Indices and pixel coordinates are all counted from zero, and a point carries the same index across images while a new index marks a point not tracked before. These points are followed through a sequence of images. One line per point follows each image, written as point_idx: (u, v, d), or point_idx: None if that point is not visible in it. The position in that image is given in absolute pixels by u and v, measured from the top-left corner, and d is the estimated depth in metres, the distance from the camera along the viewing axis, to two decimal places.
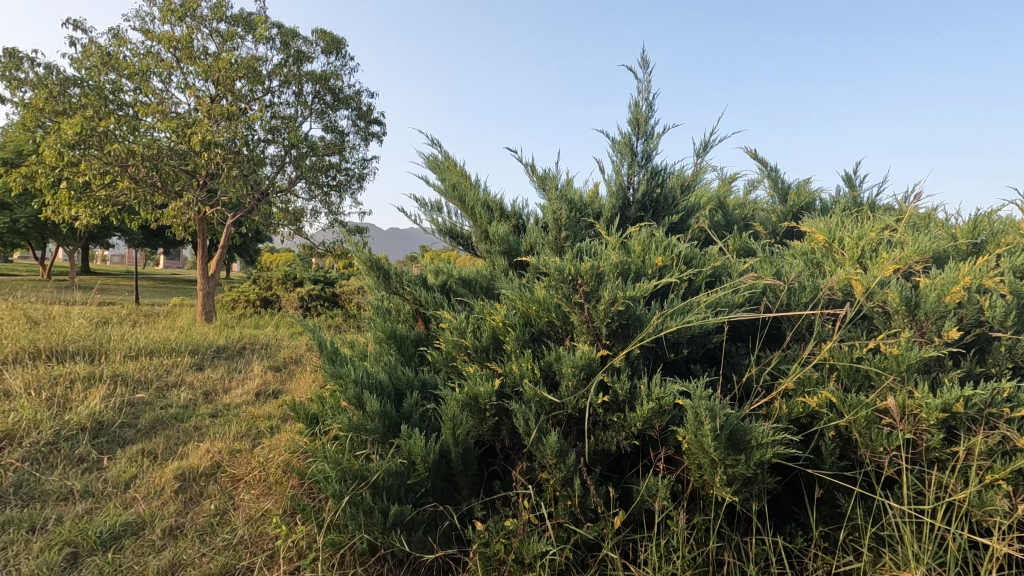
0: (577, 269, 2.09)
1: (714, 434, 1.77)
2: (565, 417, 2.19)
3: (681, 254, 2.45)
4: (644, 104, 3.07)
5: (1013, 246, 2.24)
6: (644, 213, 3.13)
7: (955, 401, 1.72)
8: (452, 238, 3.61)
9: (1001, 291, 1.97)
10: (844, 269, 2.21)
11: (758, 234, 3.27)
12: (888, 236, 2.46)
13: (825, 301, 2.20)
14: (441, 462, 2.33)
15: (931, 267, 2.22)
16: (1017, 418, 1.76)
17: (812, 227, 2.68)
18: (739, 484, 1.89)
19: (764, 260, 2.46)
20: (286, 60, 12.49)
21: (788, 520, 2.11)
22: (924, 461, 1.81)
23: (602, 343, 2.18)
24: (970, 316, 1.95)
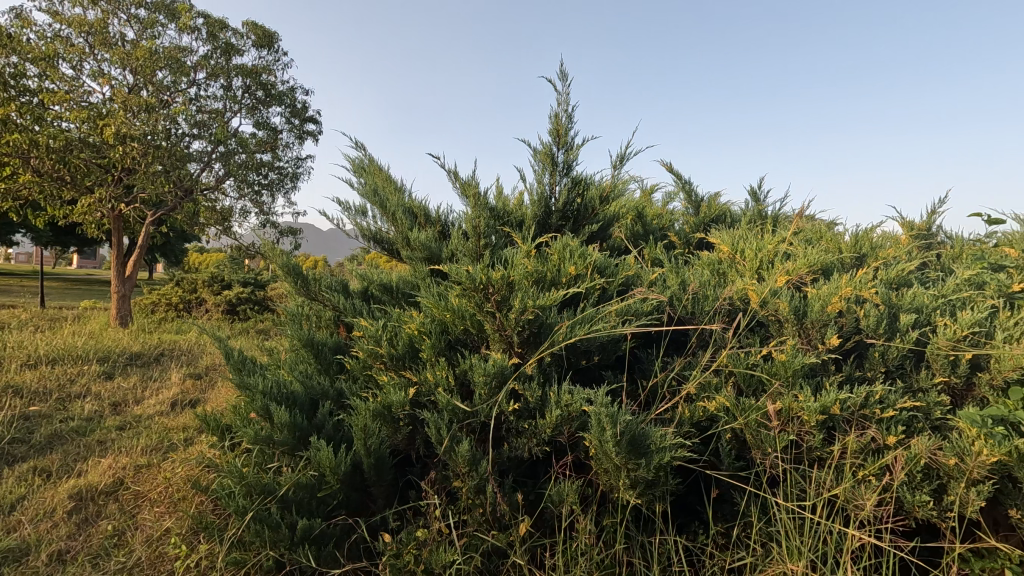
0: (488, 278, 2.10)
1: (617, 439, 1.83)
2: (478, 424, 2.20)
3: (595, 263, 2.52)
4: (565, 116, 3.15)
5: (889, 259, 2.45)
6: (565, 222, 3.20)
7: (832, 403, 1.85)
8: (376, 243, 3.54)
9: (875, 301, 2.15)
10: (742, 279, 2.35)
11: (673, 244, 3.41)
12: (784, 249, 2.63)
13: (725, 309, 2.33)
14: (354, 473, 2.27)
15: (818, 278, 2.39)
16: (886, 418, 1.92)
17: (719, 238, 2.83)
18: (641, 487, 1.95)
19: (672, 271, 2.57)
20: (214, 52, 11.93)
21: (692, 519, 2.20)
22: (808, 460, 1.94)
23: (514, 351, 2.20)
24: (848, 324, 2.12)
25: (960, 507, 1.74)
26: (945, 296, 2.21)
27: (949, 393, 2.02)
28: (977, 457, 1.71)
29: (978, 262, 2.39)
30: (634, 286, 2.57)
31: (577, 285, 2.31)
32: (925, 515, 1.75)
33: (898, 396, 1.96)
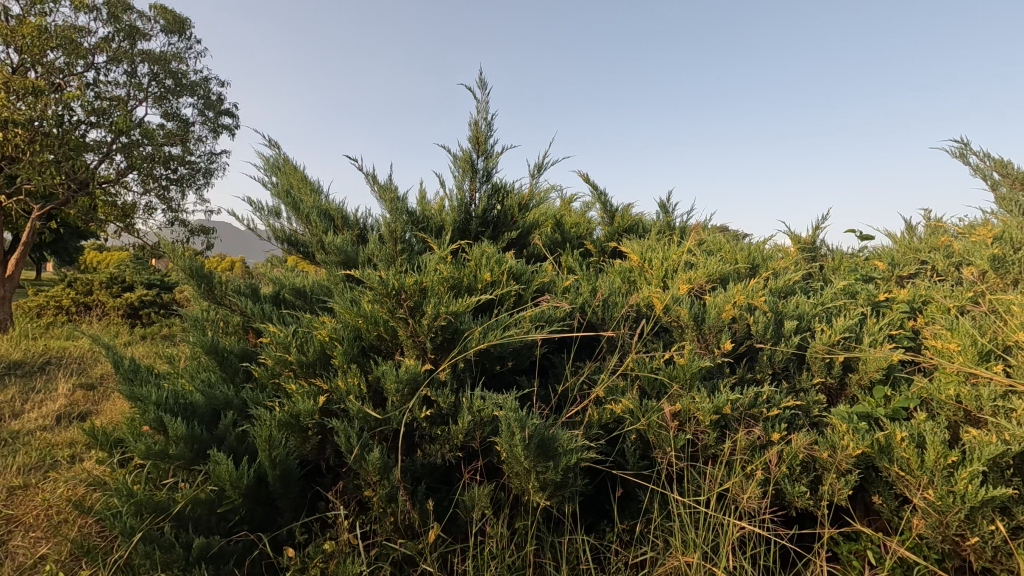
0: (401, 283, 2.09)
1: (526, 443, 1.87)
2: (391, 432, 2.18)
3: (510, 270, 2.57)
4: (485, 124, 3.19)
5: (777, 270, 2.67)
6: (485, 229, 3.23)
7: (723, 404, 2.00)
8: (291, 245, 3.42)
9: (763, 308, 2.34)
10: (647, 287, 2.47)
11: (589, 252, 3.53)
12: (688, 259, 2.80)
13: (632, 316, 2.44)
14: (258, 486, 2.17)
15: (716, 286, 2.56)
16: (771, 416, 2.09)
17: (629, 248, 2.96)
18: (550, 489, 2.00)
19: (585, 278, 2.66)
20: (116, 35, 11.04)
21: (600, 518, 2.28)
22: (703, 458, 2.07)
23: (428, 357, 2.20)
24: (740, 330, 2.29)
25: (833, 496, 1.92)
26: (823, 304, 2.43)
27: (825, 393, 2.23)
28: (846, 450, 1.89)
29: (852, 273, 2.66)
30: (548, 293, 2.64)
31: (492, 291, 2.35)
32: (803, 505, 1.92)
33: (782, 396, 2.13)
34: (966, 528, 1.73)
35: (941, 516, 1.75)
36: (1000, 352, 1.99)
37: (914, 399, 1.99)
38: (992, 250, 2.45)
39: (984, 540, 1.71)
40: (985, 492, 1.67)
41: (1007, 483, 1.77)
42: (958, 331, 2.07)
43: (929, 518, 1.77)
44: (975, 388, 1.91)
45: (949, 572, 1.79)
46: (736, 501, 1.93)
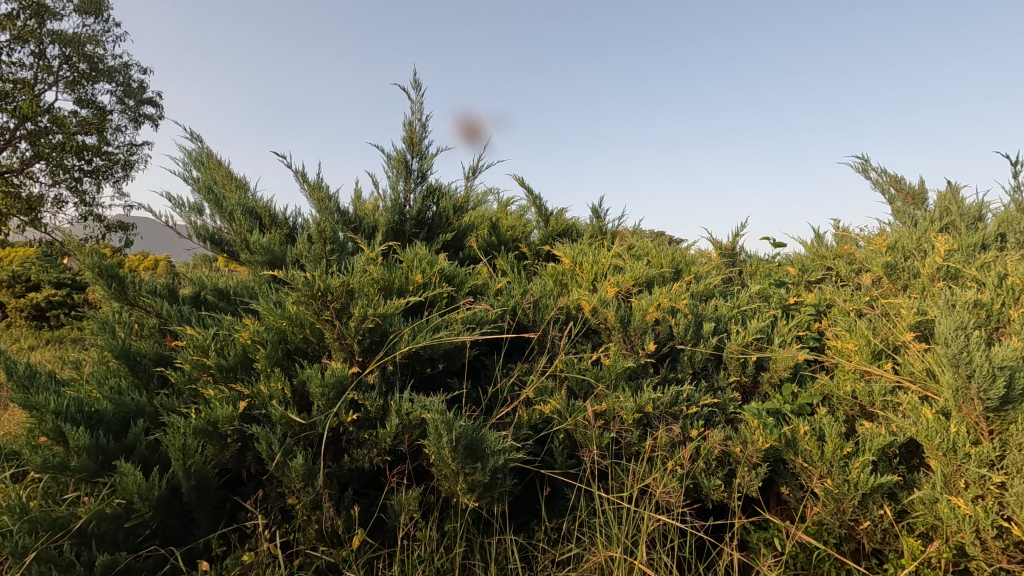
0: (326, 285, 2.05)
1: (453, 445, 1.87)
2: (316, 437, 2.12)
3: (442, 272, 2.56)
4: (419, 125, 3.18)
5: (699, 274, 2.81)
6: (420, 230, 3.21)
7: (645, 402, 2.09)
8: (214, 244, 3.26)
9: (684, 311, 2.46)
10: (576, 290, 2.54)
11: (524, 255, 3.57)
12: (616, 263, 2.89)
13: (562, 318, 2.50)
14: (172, 498, 2.05)
15: (642, 290, 2.66)
16: (690, 414, 2.19)
17: (561, 251, 3.03)
18: (479, 490, 2.01)
19: (517, 281, 2.70)
20: (21, 12, 10.18)
21: (529, 517, 2.31)
22: (627, 455, 2.15)
23: (356, 360, 2.16)
24: (663, 332, 2.39)
25: (745, 488, 2.04)
26: (739, 307, 2.58)
27: (740, 390, 2.36)
28: (756, 444, 2.01)
29: (766, 278, 2.84)
30: (481, 295, 2.66)
31: (423, 293, 2.34)
32: (719, 497, 2.02)
33: (700, 395, 2.25)
34: (859, 512, 1.88)
35: (838, 502, 1.89)
36: (891, 351, 2.17)
37: (817, 395, 2.14)
38: (886, 258, 2.67)
39: (875, 525, 1.87)
40: (874, 480, 1.83)
41: (895, 471, 1.94)
42: (855, 331, 2.25)
43: (828, 504, 1.91)
44: (868, 385, 2.09)
45: (846, 554, 1.93)
46: (654, 495, 2.01)
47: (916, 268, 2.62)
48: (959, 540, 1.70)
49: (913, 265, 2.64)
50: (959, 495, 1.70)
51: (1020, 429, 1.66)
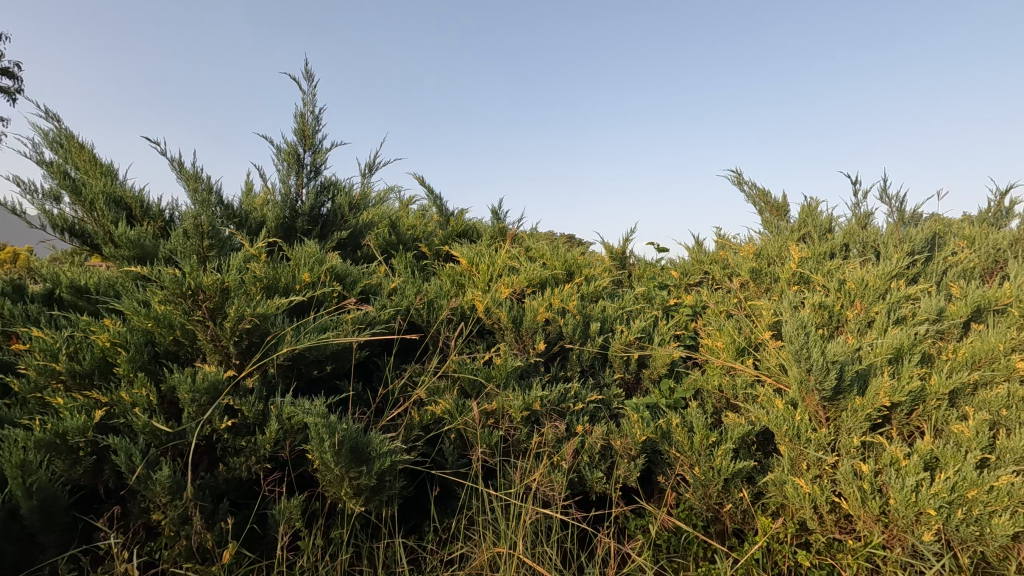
0: (198, 283, 1.92)
1: (336, 449, 1.81)
2: (186, 446, 1.97)
3: (333, 271, 2.48)
4: (312, 118, 3.06)
5: (588, 277, 2.94)
6: (312, 227, 3.08)
7: (532, 400, 2.16)
8: (72, 235, 2.92)
9: (573, 311, 2.56)
10: (470, 290, 2.57)
11: (424, 254, 3.55)
12: (512, 264, 2.96)
13: (456, 318, 2.52)
14: (9, 521, 1.79)
15: (534, 291, 2.74)
16: (576, 410, 2.29)
17: (458, 252, 3.04)
18: (365, 494, 1.96)
19: (411, 281, 2.68)
20: None
21: (419, 519, 2.28)
22: (516, 452, 2.20)
23: (232, 363, 2.04)
24: (553, 332, 2.48)
25: (624, 478, 2.15)
26: (624, 308, 2.72)
27: (624, 387, 2.50)
28: (634, 436, 2.14)
29: (650, 282, 3.03)
30: (374, 295, 2.60)
31: (310, 292, 2.25)
32: (601, 489, 2.12)
33: (587, 391, 2.36)
34: (723, 495, 2.05)
35: (705, 487, 2.06)
36: (752, 348, 2.40)
37: (689, 390, 2.31)
38: (752, 263, 2.94)
39: (735, 506, 2.05)
40: (734, 466, 2.01)
41: (753, 456, 2.14)
42: (723, 330, 2.46)
43: (697, 489, 2.07)
44: (732, 379, 2.29)
45: (712, 536, 2.07)
46: (529, 488, 2.06)
47: (775, 273, 2.91)
48: (802, 516, 1.90)
49: (774, 270, 2.93)
50: (802, 476, 1.91)
51: (849, 415, 1.90)
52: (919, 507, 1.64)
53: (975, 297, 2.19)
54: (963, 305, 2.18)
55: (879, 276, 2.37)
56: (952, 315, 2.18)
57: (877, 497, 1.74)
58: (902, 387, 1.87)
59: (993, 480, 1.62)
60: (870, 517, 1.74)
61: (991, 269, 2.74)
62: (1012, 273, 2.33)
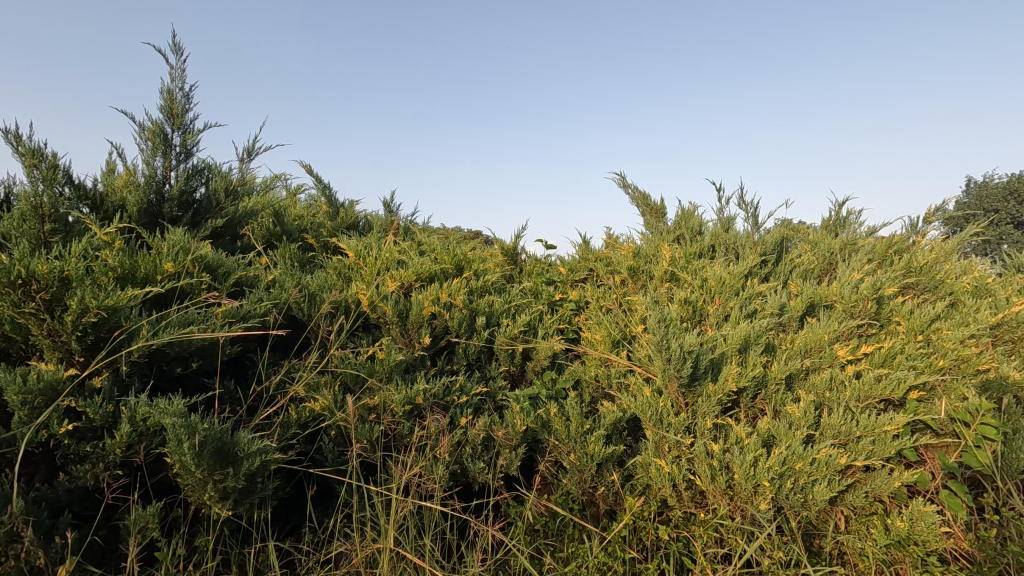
0: (32, 271, 1.71)
1: (196, 451, 1.69)
2: (18, 455, 1.74)
3: (202, 260, 2.31)
4: (182, 95, 2.83)
5: (477, 272, 2.98)
6: (182, 214, 2.84)
7: (415, 394, 2.16)
8: None
9: (459, 306, 2.59)
10: (355, 284, 2.51)
11: (309, 246, 3.40)
12: (400, 258, 2.92)
13: (339, 312, 2.45)
14: None
15: (422, 285, 2.74)
16: (461, 403, 2.32)
17: (345, 244, 2.96)
18: (232, 498, 1.85)
19: (292, 273, 2.56)
20: None
21: (294, 521, 2.19)
22: (399, 446, 2.19)
23: (76, 361, 1.84)
24: (439, 326, 2.50)
25: (505, 468, 2.21)
26: (511, 302, 2.80)
27: (509, 379, 2.58)
28: (516, 426, 2.21)
29: (537, 277, 3.13)
30: (250, 287, 2.46)
31: (172, 283, 2.08)
32: (483, 479, 2.17)
33: (472, 384, 2.40)
34: (596, 479, 2.17)
35: (580, 472, 2.17)
36: (626, 340, 2.56)
37: (569, 381, 2.43)
38: (630, 261, 3.13)
39: (608, 489, 2.17)
40: (605, 450, 2.13)
41: (623, 441, 2.29)
42: (601, 324, 2.61)
43: (573, 474, 2.17)
44: (607, 369, 2.44)
45: (587, 518, 2.15)
46: (409, 482, 2.06)
47: (650, 271, 3.12)
48: (664, 494, 2.07)
49: (649, 268, 3.14)
50: (664, 457, 2.07)
51: (704, 400, 2.09)
52: (757, 479, 1.85)
53: (810, 293, 2.50)
54: (800, 301, 2.48)
55: (734, 275, 2.63)
56: (790, 309, 2.47)
57: (724, 473, 1.94)
58: (747, 374, 2.10)
59: (814, 453, 1.86)
60: (719, 491, 1.93)
61: (827, 269, 3.13)
62: (839, 274, 2.68)
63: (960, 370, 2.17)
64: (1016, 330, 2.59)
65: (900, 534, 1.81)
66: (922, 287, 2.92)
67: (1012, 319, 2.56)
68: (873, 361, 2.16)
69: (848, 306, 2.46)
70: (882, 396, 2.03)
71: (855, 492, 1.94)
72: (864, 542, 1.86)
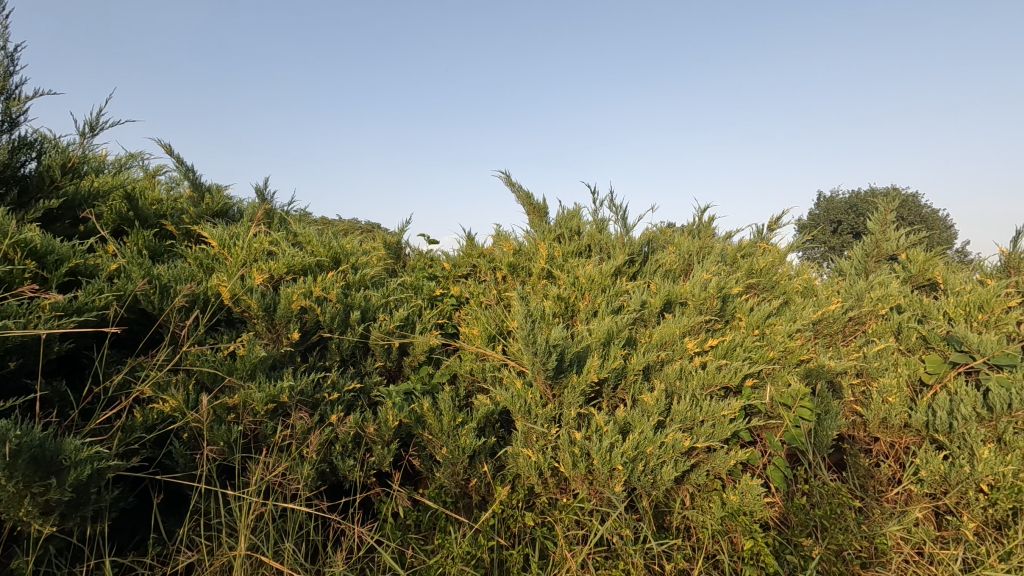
0: None
1: (7, 462, 1.49)
2: None
3: (26, 246, 2.03)
4: (6, 55, 2.46)
5: (355, 266, 2.91)
6: (5, 191, 2.48)
7: (279, 392, 2.04)
8: None
9: (333, 300, 2.52)
10: (216, 276, 2.35)
11: (167, 233, 3.11)
12: (270, 249, 2.78)
13: (196, 305, 2.27)
14: None
15: (294, 278, 2.63)
16: (331, 400, 2.23)
17: (207, 232, 2.75)
18: (57, 512, 1.65)
19: (140, 261, 2.30)
20: None
21: (137, 534, 2.00)
22: (262, 447, 2.08)
23: None
24: (310, 321, 2.41)
25: (377, 464, 2.19)
26: (389, 297, 2.77)
27: (385, 374, 2.55)
28: (388, 422, 2.18)
29: (419, 272, 3.12)
30: (87, 277, 2.20)
31: None
32: (352, 477, 2.12)
33: (344, 380, 2.33)
34: (469, 471, 2.21)
35: (453, 465, 2.18)
36: (501, 335, 2.64)
37: (445, 375, 2.46)
38: (510, 258, 3.23)
39: (480, 480, 2.21)
40: (477, 443, 2.16)
41: (496, 433, 2.36)
42: (478, 319, 2.67)
43: (446, 468, 2.17)
44: (482, 363, 2.50)
45: (459, 510, 2.17)
46: (270, 484, 1.97)
47: (529, 268, 3.24)
48: (531, 482, 2.15)
49: (528, 265, 3.26)
50: (531, 447, 2.16)
51: (569, 391, 2.21)
52: (612, 463, 1.99)
53: (667, 291, 2.74)
54: (658, 298, 2.70)
55: (602, 274, 2.82)
56: (650, 306, 2.69)
57: (584, 459, 2.05)
58: (608, 366, 2.25)
59: (663, 438, 2.03)
60: (580, 476, 2.06)
61: (686, 269, 3.44)
62: (694, 274, 2.95)
63: (787, 360, 2.48)
64: (832, 325, 3.02)
65: (733, 506, 2.04)
66: (762, 286, 3.30)
67: (829, 316, 2.99)
68: (716, 353, 2.41)
69: (698, 303, 2.72)
70: (722, 383, 2.27)
71: (698, 470, 2.15)
72: (704, 516, 2.07)
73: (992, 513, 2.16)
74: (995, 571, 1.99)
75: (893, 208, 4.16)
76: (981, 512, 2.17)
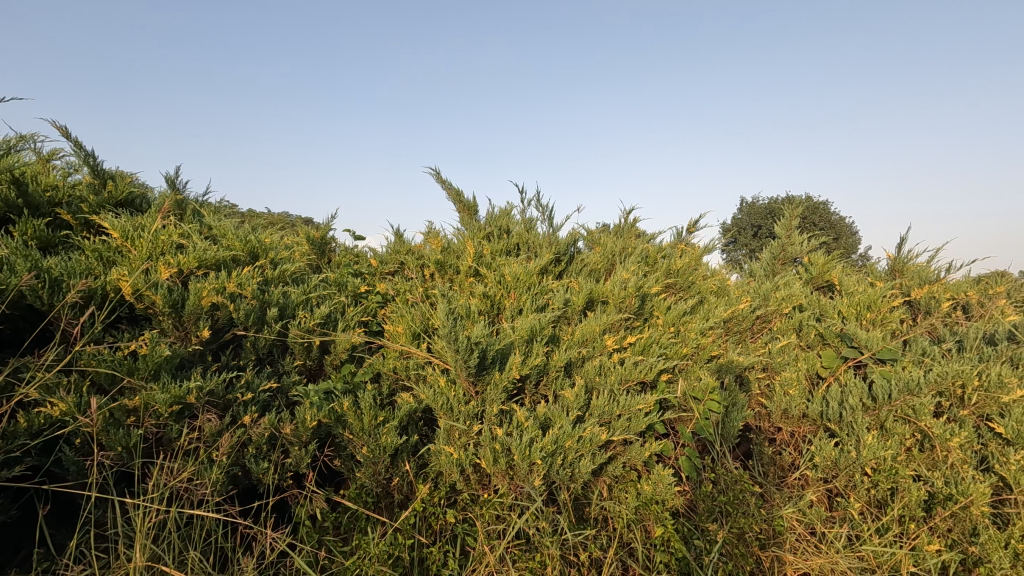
0: None
1: None
2: None
3: None
4: None
5: (273, 262, 2.80)
6: None
7: (185, 393, 1.93)
8: None
9: (248, 296, 2.41)
10: (116, 270, 2.18)
11: (61, 223, 2.86)
12: (180, 242, 2.62)
13: (93, 301, 2.11)
14: None
15: (206, 273, 2.50)
16: (245, 401, 2.14)
17: (106, 222, 2.55)
18: None
19: (26, 253, 2.10)
20: None
21: (19, 550, 1.83)
22: (166, 451, 1.97)
23: None
24: (222, 318, 2.30)
25: (293, 466, 2.12)
26: (310, 293, 2.69)
27: (304, 374, 2.47)
28: (305, 423, 2.11)
29: (343, 268, 3.05)
30: None
31: None
32: (266, 479, 2.04)
33: (259, 380, 2.24)
34: (390, 470, 2.18)
35: (375, 465, 2.14)
36: (426, 332, 2.63)
37: (368, 373, 2.41)
38: (437, 256, 3.21)
39: (402, 479, 2.19)
40: (399, 441, 2.14)
41: (418, 431, 2.35)
42: (403, 317, 2.64)
43: (366, 467, 2.13)
44: (405, 361, 2.48)
45: (381, 510, 2.14)
46: (173, 490, 1.86)
47: (457, 265, 3.24)
48: (453, 479, 2.16)
49: (456, 263, 3.26)
50: (453, 444, 2.16)
51: (492, 388, 2.25)
52: (531, 458, 2.03)
53: (589, 290, 2.82)
54: (580, 297, 2.78)
55: (528, 272, 2.86)
56: (572, 304, 2.76)
57: (504, 454, 2.08)
58: (529, 362, 2.29)
59: (581, 432, 2.09)
60: (500, 472, 2.08)
61: (610, 268, 3.55)
62: (616, 273, 3.06)
63: (699, 356, 2.63)
64: (742, 323, 3.22)
65: (646, 496, 2.13)
66: (680, 286, 3.47)
67: (738, 314, 3.18)
68: (634, 350, 2.50)
69: (618, 302, 2.82)
70: (638, 378, 2.37)
71: (615, 462, 2.23)
72: (620, 506, 2.15)
73: (874, 493, 2.38)
74: (873, 545, 2.20)
75: (798, 215, 4.49)
76: (865, 493, 2.38)
